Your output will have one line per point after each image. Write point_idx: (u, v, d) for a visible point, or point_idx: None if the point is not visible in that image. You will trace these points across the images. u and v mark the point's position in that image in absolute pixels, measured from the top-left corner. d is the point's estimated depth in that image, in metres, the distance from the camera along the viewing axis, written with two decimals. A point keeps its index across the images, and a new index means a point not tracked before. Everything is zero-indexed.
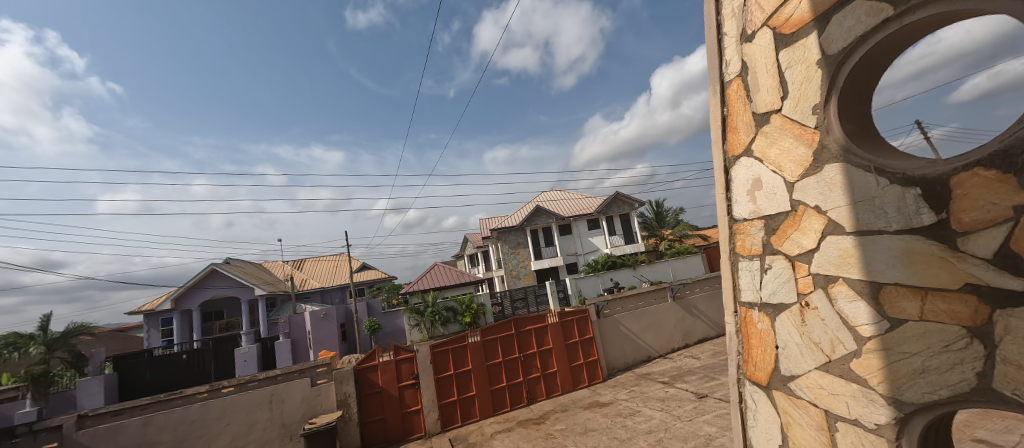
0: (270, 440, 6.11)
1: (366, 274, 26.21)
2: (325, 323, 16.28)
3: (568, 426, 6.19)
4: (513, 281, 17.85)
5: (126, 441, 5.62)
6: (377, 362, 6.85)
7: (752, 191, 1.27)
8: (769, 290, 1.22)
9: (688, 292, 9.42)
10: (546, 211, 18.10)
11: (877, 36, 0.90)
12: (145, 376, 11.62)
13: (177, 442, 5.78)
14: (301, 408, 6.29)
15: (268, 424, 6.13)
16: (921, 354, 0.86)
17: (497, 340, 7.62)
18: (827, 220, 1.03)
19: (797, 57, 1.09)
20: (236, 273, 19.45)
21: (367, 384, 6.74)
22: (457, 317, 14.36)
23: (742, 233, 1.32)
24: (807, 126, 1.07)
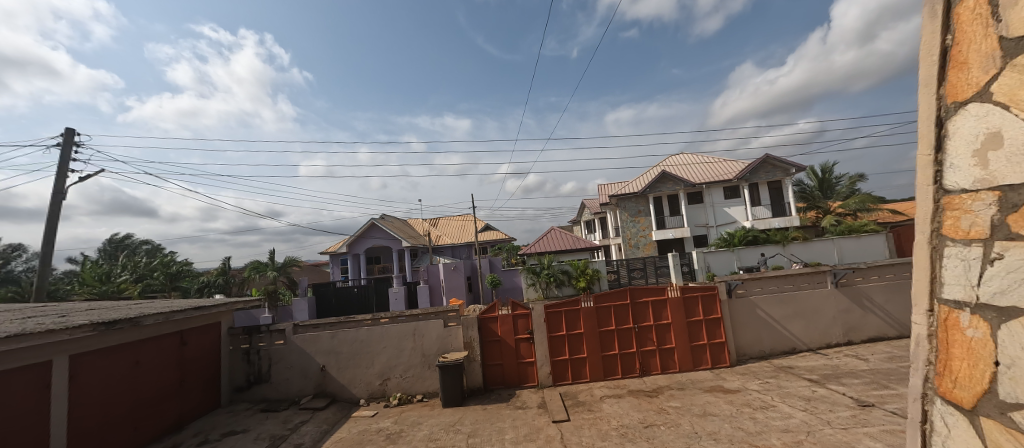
0: (414, 365, 7.20)
1: (490, 234, 28.15)
2: (455, 274, 18.24)
3: (685, 405, 5.90)
4: (633, 251, 17.12)
5: (322, 347, 7.23)
6: (497, 315, 7.43)
7: (984, 150, 0.93)
8: (995, 289, 0.90)
9: (859, 279, 7.82)
10: (673, 177, 16.63)
11: None
12: (331, 302, 15.01)
13: (352, 354, 7.22)
14: (437, 343, 7.23)
15: (412, 353, 7.21)
16: None
17: (612, 308, 7.50)
18: None
19: None
20: (388, 227, 23.00)
21: (488, 332, 7.38)
22: (572, 281, 14.58)
23: (958, 207, 0.99)
24: None
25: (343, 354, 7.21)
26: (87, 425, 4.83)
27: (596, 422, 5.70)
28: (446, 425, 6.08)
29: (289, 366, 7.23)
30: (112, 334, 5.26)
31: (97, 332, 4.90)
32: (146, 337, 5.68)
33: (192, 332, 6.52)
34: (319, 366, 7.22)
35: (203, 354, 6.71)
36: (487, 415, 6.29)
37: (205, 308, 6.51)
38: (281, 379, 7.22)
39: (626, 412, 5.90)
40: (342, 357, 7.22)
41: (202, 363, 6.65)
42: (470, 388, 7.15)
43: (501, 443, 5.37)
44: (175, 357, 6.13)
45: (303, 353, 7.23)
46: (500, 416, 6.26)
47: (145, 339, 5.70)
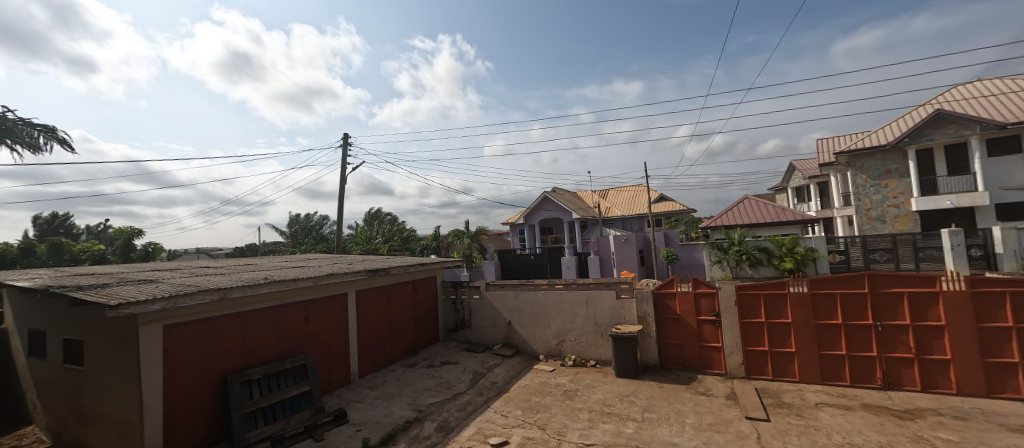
0: (586, 332, 7.45)
1: (666, 206, 25.64)
2: (626, 247, 17.35)
3: (963, 439, 4.16)
4: (873, 226, 12.96)
5: (507, 305, 8.38)
6: (675, 290, 6.71)
7: None
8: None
9: None
10: (960, 117, 11.45)
11: None
12: (512, 267, 17.30)
13: (532, 314, 7.93)
14: (609, 315, 7.09)
15: (585, 318, 7.41)
16: None
17: (837, 297, 5.75)
18: None
19: None
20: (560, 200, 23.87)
21: (664, 309, 6.72)
22: (773, 261, 11.96)
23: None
24: None
25: (523, 313, 8.15)
26: (367, 337, 8.31)
27: (810, 431, 4.55)
28: (620, 395, 6.07)
29: (483, 318, 8.80)
30: (379, 278, 8.97)
31: (366, 276, 8.37)
32: (398, 282, 9.43)
33: (419, 282, 10.24)
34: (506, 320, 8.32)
35: (421, 298, 10.23)
36: (664, 394, 5.91)
37: (414, 265, 9.74)
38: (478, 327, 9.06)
39: (861, 429, 4.49)
40: (524, 316, 8.12)
41: (424, 304, 10.29)
42: (645, 364, 6.75)
43: (680, 426, 4.97)
44: (409, 297, 9.85)
45: (493, 308, 8.51)
46: (677, 397, 5.79)
47: (389, 284, 9.11)
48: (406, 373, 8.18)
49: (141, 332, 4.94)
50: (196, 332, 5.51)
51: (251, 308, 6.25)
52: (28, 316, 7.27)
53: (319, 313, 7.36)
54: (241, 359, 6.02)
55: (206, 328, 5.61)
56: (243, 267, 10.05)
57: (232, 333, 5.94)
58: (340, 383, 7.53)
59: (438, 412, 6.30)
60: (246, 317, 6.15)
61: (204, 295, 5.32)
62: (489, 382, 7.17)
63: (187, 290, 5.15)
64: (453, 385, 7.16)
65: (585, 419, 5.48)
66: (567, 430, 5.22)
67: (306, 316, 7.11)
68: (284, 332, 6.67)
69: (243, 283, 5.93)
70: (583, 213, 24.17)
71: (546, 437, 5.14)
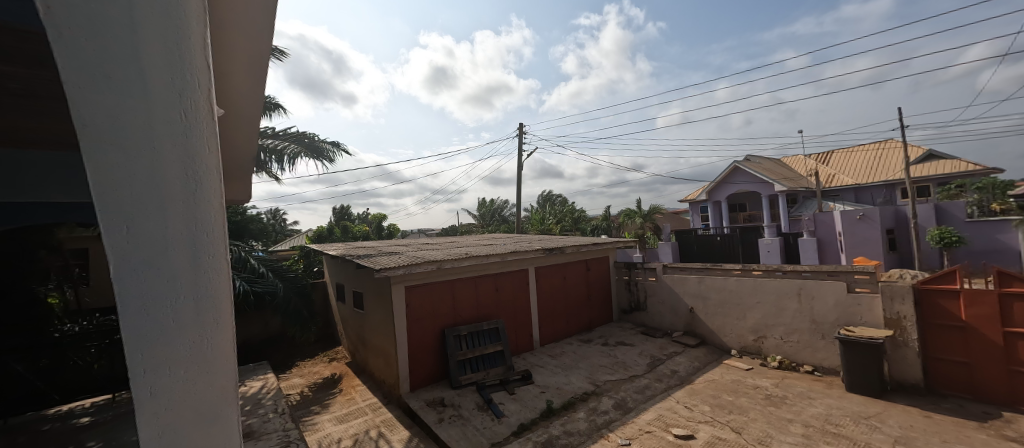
0: (800, 329, 7.79)
1: (939, 165, 17.84)
2: (862, 225, 13.41)
3: None
4: None
5: (690, 290, 9.57)
6: (950, 287, 5.81)
7: None
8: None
9: None
10: None
11: None
12: (693, 249, 16.60)
13: (721, 302, 8.99)
14: (833, 310, 7.30)
15: (797, 314, 7.82)
16: None
17: None
18: None
19: None
20: (755, 170, 20.40)
21: (933, 313, 5.89)
22: None
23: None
24: None
25: (710, 300, 9.19)
26: (546, 306, 9.90)
27: None
28: (855, 415, 5.72)
29: (661, 301, 10.26)
30: (556, 257, 10.25)
31: (546, 254, 9.78)
32: (571, 261, 10.56)
33: (593, 262, 11.18)
34: (688, 307, 9.66)
35: (595, 278, 11.14)
36: (936, 426, 5.21)
37: (594, 246, 10.82)
38: (654, 311, 10.46)
39: None
40: (711, 302, 9.18)
41: (599, 283, 11.25)
42: (894, 380, 6.16)
43: None
44: (584, 275, 10.91)
45: (675, 294, 9.90)
46: (969, 437, 4.93)
47: (567, 263, 10.49)
48: (583, 348, 9.47)
49: (394, 291, 7.52)
50: (424, 293, 7.92)
51: (458, 277, 8.40)
52: (336, 274, 11.21)
53: (506, 286, 9.19)
54: (452, 317, 8.28)
55: (428, 289, 7.98)
56: (450, 241, 12.44)
57: (445, 296, 8.20)
58: (526, 349, 9.32)
59: (615, 389, 7.49)
60: (455, 285, 8.33)
61: (428, 265, 7.54)
62: (668, 367, 8.26)
63: (417, 262, 7.39)
64: (630, 367, 8.34)
65: (798, 434, 5.48)
66: (770, 440, 5.42)
67: (496, 287, 9.01)
68: (482, 300, 8.73)
69: (451, 258, 8.00)
70: (788, 183, 20.05)
71: (743, 442, 5.46)
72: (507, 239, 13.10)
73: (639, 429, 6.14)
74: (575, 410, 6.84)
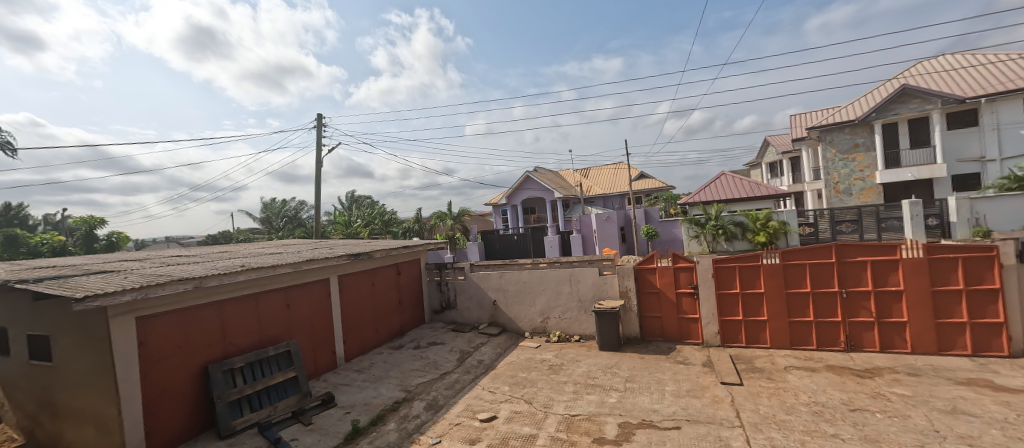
0: (570, 307, 8.35)
1: (646, 182, 25.70)
2: (607, 225, 17.98)
3: (919, 395, 4.76)
4: (841, 199, 12.93)
5: (492, 284, 9.08)
6: (656, 266, 7.38)
7: None
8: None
9: None
10: (924, 91, 11.32)
11: None
12: (495, 247, 19.15)
13: (517, 291, 8.89)
14: (592, 290, 8.05)
15: (569, 294, 8.32)
16: None
17: (801, 268, 6.46)
18: None
19: None
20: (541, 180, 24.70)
21: (647, 283, 7.47)
22: (747, 234, 11.88)
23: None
24: None
25: (509, 292, 8.94)
26: (352, 321, 7.74)
27: (779, 393, 5.17)
28: (604, 367, 6.62)
29: (469, 297, 9.44)
30: (362, 263, 8.11)
31: (351, 261, 7.63)
32: (379, 266, 8.57)
33: (404, 265, 9.43)
34: (493, 299, 9.17)
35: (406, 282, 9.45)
36: (643, 365, 6.51)
37: (405, 249, 9.13)
38: (464, 307, 9.53)
39: (824, 389, 5.14)
40: (510, 293, 8.94)
41: (411, 286, 9.62)
42: (627, 336, 7.51)
43: (662, 393, 5.49)
44: (394, 282, 9.08)
45: (480, 288, 9.27)
46: (660, 367, 6.37)
47: (375, 268, 8.48)
48: (394, 356, 7.76)
49: (109, 328, 4.26)
50: (167, 323, 4.85)
51: (228, 295, 5.54)
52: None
53: (304, 301, 6.74)
54: (218, 352, 5.33)
55: (181, 318, 4.96)
56: (218, 253, 8.75)
57: (210, 323, 5.27)
58: (327, 369, 7.01)
59: (426, 391, 6.24)
60: (221, 306, 5.42)
61: (178, 285, 4.64)
62: (475, 359, 7.59)
63: (158, 280, 4.45)
64: (441, 365, 7.27)
65: (569, 391, 5.84)
66: (553, 403, 5.49)
67: (288, 303, 6.45)
68: (266, 322, 6.05)
69: (218, 271, 5.20)
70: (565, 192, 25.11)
71: (534, 410, 5.36)
72: (294, 249, 10.16)
73: (449, 424, 5.21)
74: (386, 423, 5.27)
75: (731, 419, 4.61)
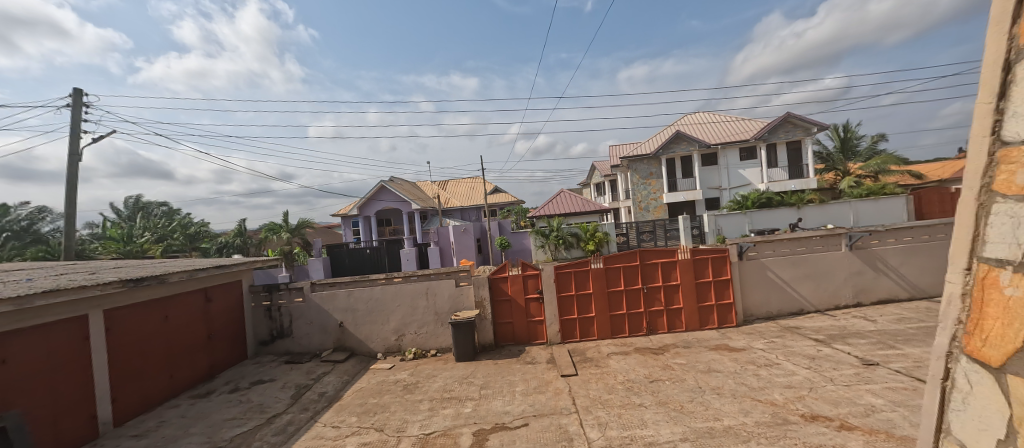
0: (427, 323, 6.33)
1: (499, 196, 27.33)
2: (464, 237, 18.26)
3: (690, 362, 5.29)
4: (642, 214, 16.40)
5: (338, 306, 6.34)
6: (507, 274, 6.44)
7: (955, 389, 0.96)
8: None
9: (874, 242, 6.78)
10: (688, 136, 15.41)
11: (997, 301, 0.87)
12: (344, 261, 17.64)
13: (370, 311, 6.34)
14: (449, 301, 6.31)
15: (422, 310, 6.33)
16: (977, 418, 0.90)
17: (621, 270, 6.47)
18: (1004, 302, 0.85)
19: (963, 382, 0.94)
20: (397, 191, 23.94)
21: (498, 291, 6.42)
22: (580, 243, 13.83)
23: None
24: (988, 346, 0.88)
25: (358, 312, 6.35)
26: (124, 374, 4.44)
27: (604, 376, 5.07)
28: (459, 377, 5.39)
29: (310, 322, 6.38)
30: (140, 289, 4.73)
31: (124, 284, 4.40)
32: (173, 290, 5.14)
33: (217, 288, 5.85)
34: (338, 323, 6.38)
35: (222, 311, 5.88)
36: (498, 369, 5.53)
37: (229, 265, 5.86)
38: (302, 334, 6.39)
39: (633, 367, 5.26)
40: (359, 315, 6.35)
41: (229, 315, 6.01)
42: (481, 345, 6.30)
43: (511, 394, 4.74)
44: (200, 313, 5.52)
45: (321, 310, 6.37)
46: (510, 370, 5.49)
47: (174, 295, 5.14)
48: (199, 407, 4.71)
49: None
50: None
51: None
52: None
53: (34, 349, 3.69)
54: None
55: None
56: None
57: None
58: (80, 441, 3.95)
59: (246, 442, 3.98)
60: None
61: None
62: (314, 394, 5.07)
63: None
64: (268, 407, 4.71)
65: (424, 410, 4.54)
66: (409, 426, 4.19)
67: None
68: None
69: None
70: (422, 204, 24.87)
71: (385, 437, 4.02)
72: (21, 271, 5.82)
73: None
74: None
75: (569, 407, 4.34)
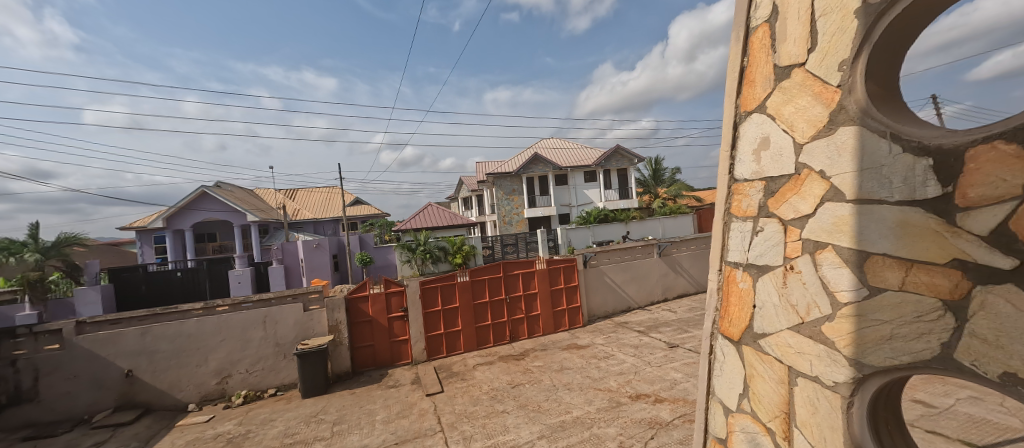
0: (262, 357, 5.40)
1: (359, 209, 25.48)
2: (317, 253, 16.30)
3: (546, 363, 5.76)
4: (507, 227, 17.32)
5: (125, 348, 4.97)
6: (368, 293, 6.03)
7: (793, 362, 1.01)
8: (886, 332, 0.81)
9: (674, 250, 8.50)
10: (544, 159, 17.03)
11: (818, 277, 0.95)
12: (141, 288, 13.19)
13: (177, 351, 5.12)
14: (293, 329, 5.53)
15: (258, 342, 5.39)
16: (892, 321, 0.80)
17: (486, 282, 6.69)
18: (822, 277, 0.94)
19: (806, 355, 0.97)
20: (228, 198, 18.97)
21: (357, 312, 5.96)
22: (448, 257, 13.79)
23: (969, 170, 0.69)
24: (808, 318, 0.97)
25: (159, 354, 5.06)
26: None
27: (468, 389, 5.12)
28: (307, 416, 4.75)
29: (72, 376, 4.86)
30: None
31: None
32: None
33: None
34: (125, 371, 4.97)
35: None
36: (356, 399, 5.09)
37: None
38: (57, 396, 4.82)
39: (495, 376, 5.47)
40: (161, 357, 5.07)
41: None
42: (336, 375, 5.71)
43: (370, 426, 4.40)
44: None
45: (99, 358, 4.90)
46: (370, 397, 5.13)
47: None
48: None
49: None
50: None
51: None
52: None
53: None
54: None
55: None
56: None
57: None
58: None
59: None
60: None
61: None
62: None
63: None
64: None
65: None
66: None
67: None
68: None
69: None
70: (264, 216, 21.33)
71: None
72: None
73: None
74: None
75: (432, 426, 4.27)
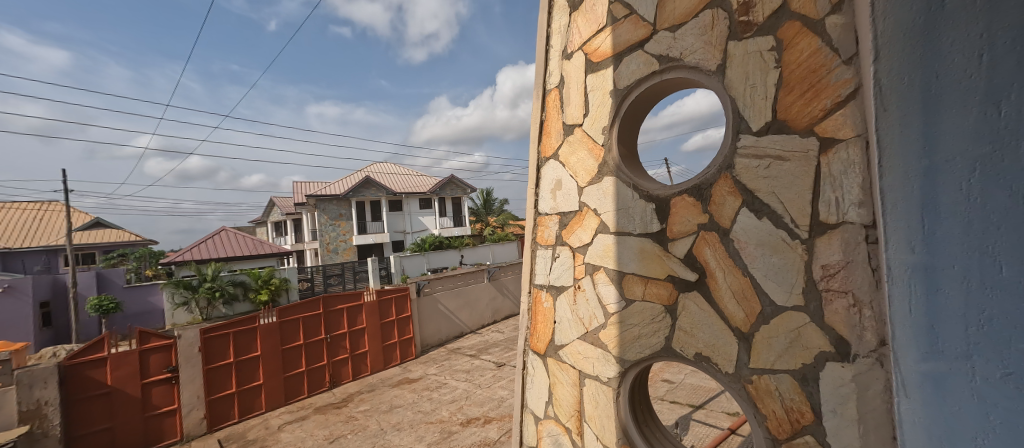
0: None
1: None
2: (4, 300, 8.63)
3: (373, 405, 5.33)
4: (331, 256, 15.78)
5: None
6: (107, 355, 4.33)
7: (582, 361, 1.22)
8: (636, 333, 1.07)
9: (501, 273, 9.19)
10: (376, 183, 16.30)
11: (597, 294, 1.18)
12: None
13: None
14: None
15: None
16: (639, 325, 1.06)
17: (300, 321, 5.82)
18: (599, 292, 1.18)
19: (591, 358, 1.19)
20: None
21: (81, 385, 4.19)
22: (249, 294, 11.59)
23: (672, 212, 0.99)
24: (591, 329, 1.19)
25: None
26: None
27: None
28: None
29: None
30: None
31: None
32: None
33: None
34: None
35: None
36: None
37: None
38: None
39: (310, 432, 4.76)
40: None
41: None
42: None
43: None
44: None
45: None
46: None
47: None
48: None
49: None
50: None
51: None
52: None
53: None
54: None
55: None
56: None
57: None
58: None
59: None
60: None
61: None
62: None
63: None
64: None
65: None
66: None
67: None
68: None
69: None
70: None
71: None
72: None
73: None
74: None
75: None
